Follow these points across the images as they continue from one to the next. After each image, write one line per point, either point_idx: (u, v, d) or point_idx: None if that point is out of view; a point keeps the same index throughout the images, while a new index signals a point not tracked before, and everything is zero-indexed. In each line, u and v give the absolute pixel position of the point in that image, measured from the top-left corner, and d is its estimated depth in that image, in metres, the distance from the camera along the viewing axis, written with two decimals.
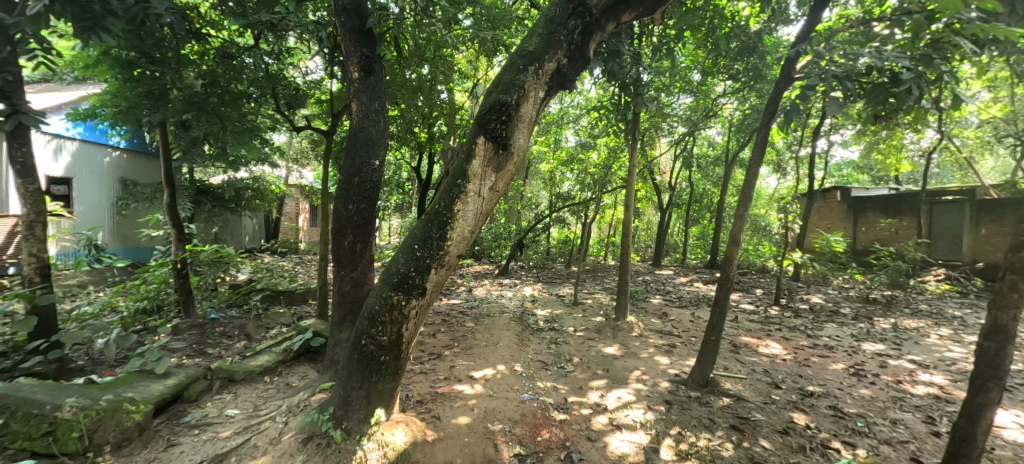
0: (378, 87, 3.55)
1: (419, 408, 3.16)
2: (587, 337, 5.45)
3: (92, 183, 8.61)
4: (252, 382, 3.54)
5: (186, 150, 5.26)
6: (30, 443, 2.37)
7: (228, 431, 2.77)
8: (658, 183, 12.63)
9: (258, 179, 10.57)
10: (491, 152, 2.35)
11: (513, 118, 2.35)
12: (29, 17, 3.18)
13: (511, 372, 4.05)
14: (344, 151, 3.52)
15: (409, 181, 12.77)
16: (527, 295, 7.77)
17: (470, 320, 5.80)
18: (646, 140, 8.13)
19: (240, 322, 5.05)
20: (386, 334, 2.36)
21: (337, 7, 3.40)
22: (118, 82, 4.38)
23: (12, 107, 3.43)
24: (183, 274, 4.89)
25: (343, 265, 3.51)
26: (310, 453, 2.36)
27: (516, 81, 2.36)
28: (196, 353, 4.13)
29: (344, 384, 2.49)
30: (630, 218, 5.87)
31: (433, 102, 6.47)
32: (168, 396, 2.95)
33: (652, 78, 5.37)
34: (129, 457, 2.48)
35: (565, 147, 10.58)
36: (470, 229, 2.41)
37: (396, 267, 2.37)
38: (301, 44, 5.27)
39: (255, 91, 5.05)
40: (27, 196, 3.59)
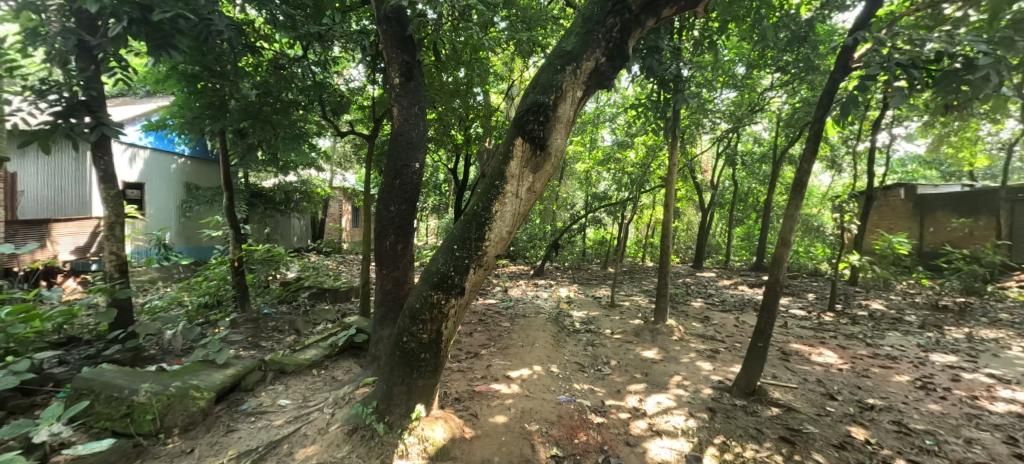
0: (417, 92, 3.66)
1: (458, 405, 3.21)
2: (625, 340, 5.35)
3: (160, 188, 9.39)
4: (301, 375, 3.75)
5: (242, 156, 5.63)
6: (111, 423, 2.61)
7: (281, 420, 2.94)
8: (699, 182, 12.18)
9: (305, 182, 11.13)
10: (529, 152, 2.36)
11: (551, 119, 2.35)
12: (111, 39, 3.53)
13: (547, 373, 4.04)
14: (386, 154, 3.65)
15: (446, 183, 13.00)
16: (563, 296, 7.73)
17: (506, 320, 5.85)
18: (686, 137, 7.86)
19: (290, 317, 5.35)
20: (426, 332, 2.42)
21: (379, 15, 3.53)
22: (184, 95, 4.76)
23: (97, 120, 3.81)
24: (239, 272, 5.30)
25: (384, 264, 3.63)
26: (355, 445, 2.46)
27: (554, 81, 2.36)
28: (251, 346, 4.42)
29: (386, 380, 2.56)
30: (671, 219, 5.69)
31: (469, 104, 6.55)
32: (228, 385, 3.16)
33: (694, 73, 5.19)
34: (195, 440, 2.69)
35: (602, 146, 10.44)
36: (508, 230, 2.44)
37: (436, 266, 2.43)
38: (345, 53, 5.51)
39: (303, 99, 5.34)
40: (109, 200, 3.99)
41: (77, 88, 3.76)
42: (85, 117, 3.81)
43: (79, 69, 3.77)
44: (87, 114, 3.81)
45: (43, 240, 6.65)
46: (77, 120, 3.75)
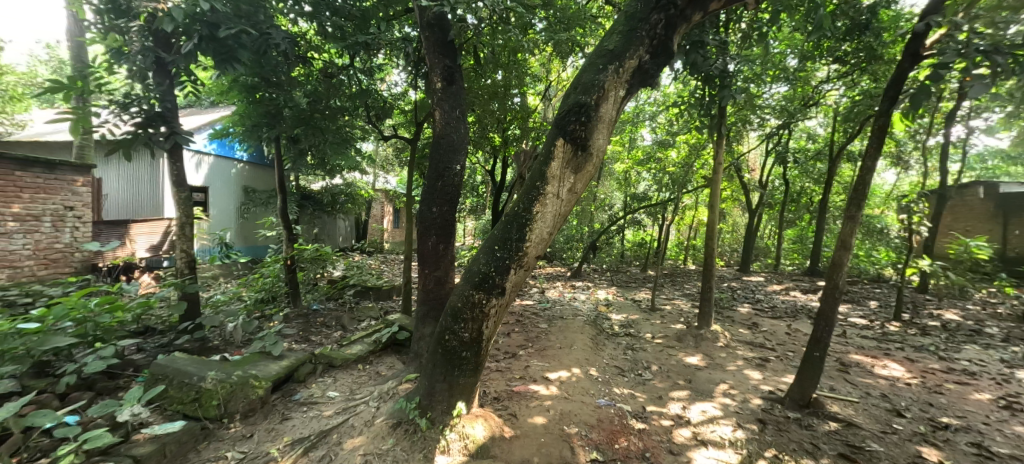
0: (458, 96, 3.74)
1: (497, 404, 3.24)
2: (667, 345, 5.20)
3: (222, 191, 10.11)
4: (348, 369, 3.92)
5: (294, 160, 5.97)
6: (182, 406, 2.84)
7: (330, 411, 3.09)
8: (747, 181, 11.59)
9: (350, 185, 11.63)
10: (570, 153, 2.35)
11: (593, 119, 2.33)
12: (184, 55, 3.87)
13: (586, 375, 3.99)
14: (428, 157, 3.75)
15: (484, 185, 13.15)
16: (602, 298, 7.60)
17: (544, 322, 5.84)
18: (732, 135, 7.51)
19: (337, 313, 5.60)
20: (468, 331, 2.46)
21: (423, 23, 3.67)
22: (244, 104, 5.11)
23: (172, 130, 4.19)
24: (291, 270, 5.52)
25: (427, 264, 3.72)
26: (399, 438, 2.54)
27: (596, 81, 2.34)
28: (303, 339, 4.68)
29: (428, 376, 2.63)
30: (716, 219, 5.46)
31: (507, 106, 6.59)
32: (283, 375, 3.36)
33: (741, 68, 4.97)
34: (254, 426, 2.88)
35: (641, 146, 10.18)
36: (549, 230, 2.44)
37: (478, 267, 2.46)
38: (388, 59, 5.71)
39: (350, 105, 5.59)
40: (181, 202, 4.37)
41: (154, 100, 4.13)
42: (161, 128, 4.18)
43: (156, 83, 4.15)
44: (163, 124, 4.18)
45: (123, 238, 7.34)
46: (154, 130, 4.13)
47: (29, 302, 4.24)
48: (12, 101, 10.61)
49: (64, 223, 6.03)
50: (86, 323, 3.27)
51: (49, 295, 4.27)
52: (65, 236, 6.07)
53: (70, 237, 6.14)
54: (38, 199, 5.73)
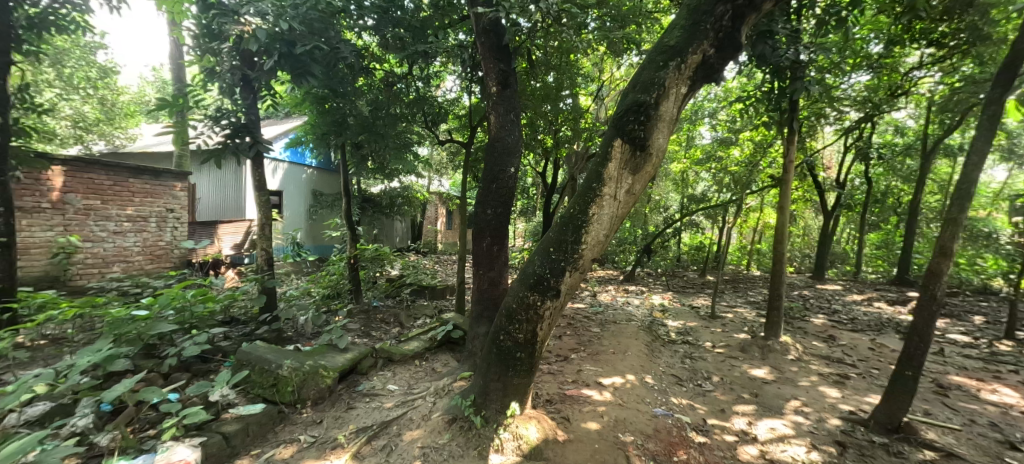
0: (513, 99, 3.79)
1: (549, 407, 3.22)
2: (729, 356, 4.90)
3: (293, 195, 10.97)
4: (406, 363, 4.09)
5: (357, 166, 6.35)
6: (262, 390, 3.11)
7: (391, 403, 3.24)
8: (821, 180, 10.61)
9: (407, 188, 12.14)
10: (629, 153, 2.30)
11: (653, 118, 2.26)
12: (265, 71, 4.25)
13: (641, 383, 3.87)
14: (483, 160, 3.83)
15: (534, 187, 13.18)
16: (657, 304, 7.32)
17: (596, 326, 5.73)
18: (805, 130, 6.91)
19: (395, 310, 5.88)
20: (522, 332, 2.48)
21: (478, 29, 3.78)
22: (315, 115, 5.53)
23: (255, 139, 4.61)
24: (354, 268, 5.91)
25: (481, 265, 3.80)
26: (454, 433, 2.62)
27: (656, 79, 2.27)
28: (364, 334, 4.96)
29: (483, 375, 2.67)
30: (785, 222, 5.05)
31: (559, 108, 6.55)
32: (348, 367, 3.57)
33: (815, 57, 4.58)
34: (323, 412, 3.10)
35: (700, 145, 9.68)
36: (605, 233, 2.40)
37: (532, 268, 2.47)
38: (443, 67, 5.91)
39: (408, 112, 5.85)
40: (262, 205, 4.81)
41: (240, 114, 4.58)
42: (246, 137, 4.60)
43: (243, 99, 4.61)
44: (247, 135, 4.60)
45: (213, 237, 8.15)
46: (240, 140, 4.57)
47: (139, 292, 4.87)
48: (126, 118, 12.24)
49: (166, 223, 6.87)
50: (185, 312, 3.69)
51: (154, 286, 4.88)
52: (167, 235, 6.89)
53: (171, 236, 6.97)
54: (145, 202, 6.59)
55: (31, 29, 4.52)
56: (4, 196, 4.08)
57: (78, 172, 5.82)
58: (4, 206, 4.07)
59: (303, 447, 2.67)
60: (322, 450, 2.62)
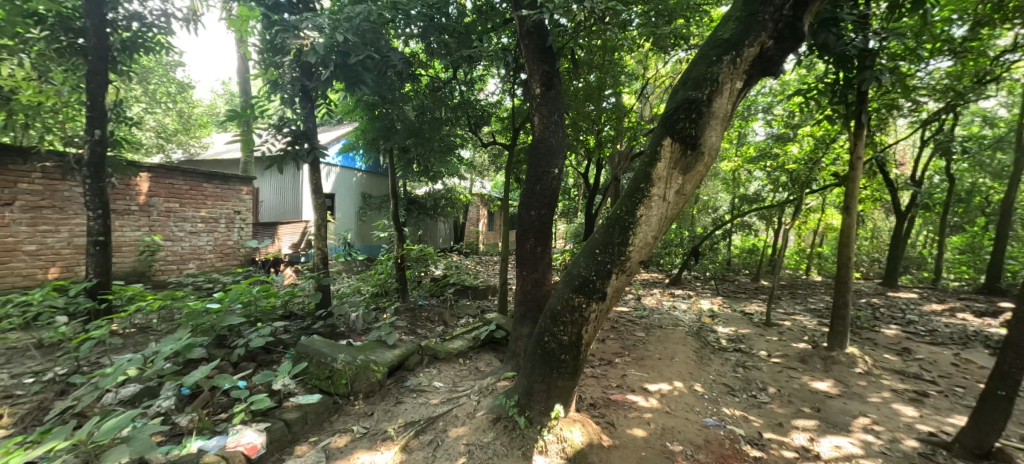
0: (556, 100, 3.79)
1: (593, 411, 3.17)
2: (786, 366, 4.60)
3: (344, 197, 11.53)
4: (451, 361, 4.17)
5: (403, 169, 6.57)
6: (318, 381, 3.29)
7: (436, 400, 3.33)
8: (893, 177, 9.69)
9: (450, 190, 12.43)
10: (679, 152, 2.22)
11: (705, 115, 2.18)
12: (322, 81, 4.51)
13: (690, 391, 3.72)
14: (527, 161, 3.84)
15: (576, 188, 13.05)
16: (705, 309, 6.99)
17: (641, 330, 5.57)
18: (874, 123, 6.35)
19: (439, 309, 6.03)
20: (567, 334, 2.46)
21: (521, 32, 3.80)
22: (365, 121, 5.79)
23: (312, 145, 4.92)
24: (401, 267, 6.11)
25: (524, 266, 3.82)
26: (499, 433, 2.65)
27: (709, 74, 2.19)
28: (410, 332, 5.12)
29: (527, 376, 2.68)
30: (852, 224, 4.66)
31: (602, 107, 6.44)
32: (397, 363, 3.70)
33: (887, 43, 4.20)
34: (373, 405, 3.24)
35: (753, 142, 9.17)
36: (653, 235, 2.34)
37: (578, 270, 2.46)
38: (486, 70, 6.00)
39: (452, 115, 5.99)
40: (318, 207, 5.11)
41: (299, 122, 4.90)
42: (305, 144, 4.94)
43: (302, 108, 4.93)
44: (305, 141, 4.93)
45: (274, 237, 8.72)
46: (300, 146, 4.90)
47: (211, 287, 5.32)
48: (200, 128, 13.43)
49: (234, 224, 7.48)
50: (251, 306, 3.99)
51: (224, 282, 5.31)
52: (234, 235, 7.50)
53: (238, 236, 7.58)
54: (216, 205, 7.21)
55: (124, 51, 5.06)
56: (102, 199, 4.62)
57: (160, 177, 6.44)
58: (102, 209, 4.60)
59: (355, 437, 2.80)
60: (373, 441, 2.74)
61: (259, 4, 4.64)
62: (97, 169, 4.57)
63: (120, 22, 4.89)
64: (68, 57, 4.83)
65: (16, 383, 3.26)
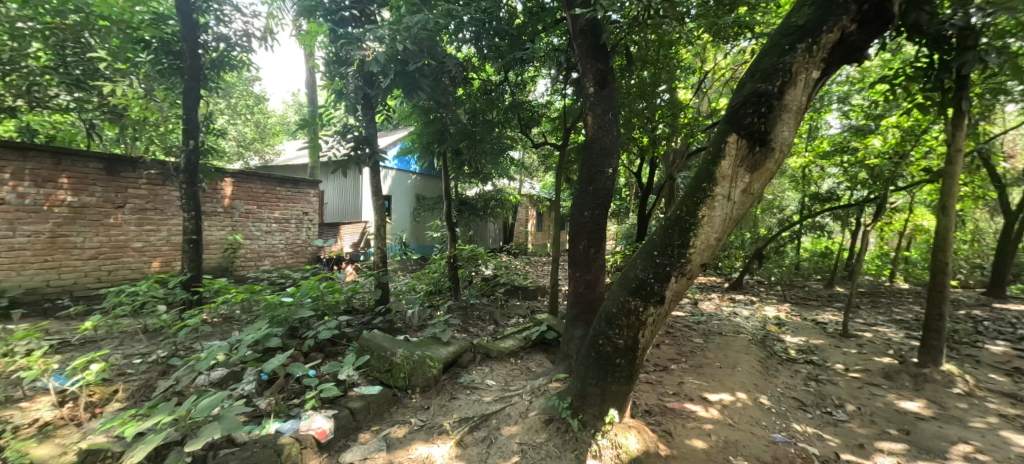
0: (611, 98, 3.72)
1: (649, 418, 3.07)
2: (867, 382, 4.18)
3: (400, 199, 12.05)
4: (503, 360, 4.22)
5: (456, 170, 6.75)
6: (379, 373, 3.46)
7: (489, 398, 3.39)
8: (1001, 172, 8.46)
9: (500, 191, 12.57)
10: (746, 149, 2.10)
11: (776, 109, 2.03)
12: (383, 89, 4.74)
13: (754, 403, 3.49)
14: (580, 161, 3.80)
15: (627, 188, 12.70)
16: (771, 317, 6.51)
17: (698, 336, 5.30)
18: (977, 111, 5.59)
19: (490, 308, 6.12)
20: (622, 337, 2.41)
21: (574, 31, 3.78)
22: (420, 125, 6.00)
23: (373, 150, 5.17)
24: (454, 266, 6.27)
25: (577, 267, 3.78)
26: (551, 434, 2.66)
27: (780, 65, 2.05)
28: (463, 330, 5.24)
29: (580, 378, 2.65)
30: (950, 225, 4.13)
31: (655, 104, 6.22)
32: (451, 359, 3.80)
33: (995, 19, 3.68)
34: (430, 399, 3.36)
35: (826, 135, 8.41)
36: (717, 236, 2.22)
37: (634, 272, 2.39)
38: (535, 71, 6.01)
39: (503, 117, 6.06)
40: (378, 208, 5.38)
41: (361, 128, 5.17)
42: (366, 149, 5.20)
43: (363, 115, 5.20)
44: (367, 146, 5.18)
45: (336, 237, 9.31)
46: (362, 151, 5.16)
47: (283, 282, 5.79)
48: (273, 136, 14.66)
49: (303, 225, 8.11)
50: (318, 300, 4.29)
51: (294, 278, 5.75)
52: (303, 234, 8.12)
53: (306, 235, 8.20)
54: (288, 207, 7.83)
55: (215, 69, 5.64)
56: (195, 202, 5.18)
57: (241, 182, 7.11)
58: (196, 210, 5.16)
59: (413, 429, 2.92)
60: (430, 434, 2.84)
61: (326, 20, 4.96)
62: (191, 175, 5.13)
63: (210, 44, 5.44)
64: (168, 77, 5.48)
65: (128, 363, 3.75)
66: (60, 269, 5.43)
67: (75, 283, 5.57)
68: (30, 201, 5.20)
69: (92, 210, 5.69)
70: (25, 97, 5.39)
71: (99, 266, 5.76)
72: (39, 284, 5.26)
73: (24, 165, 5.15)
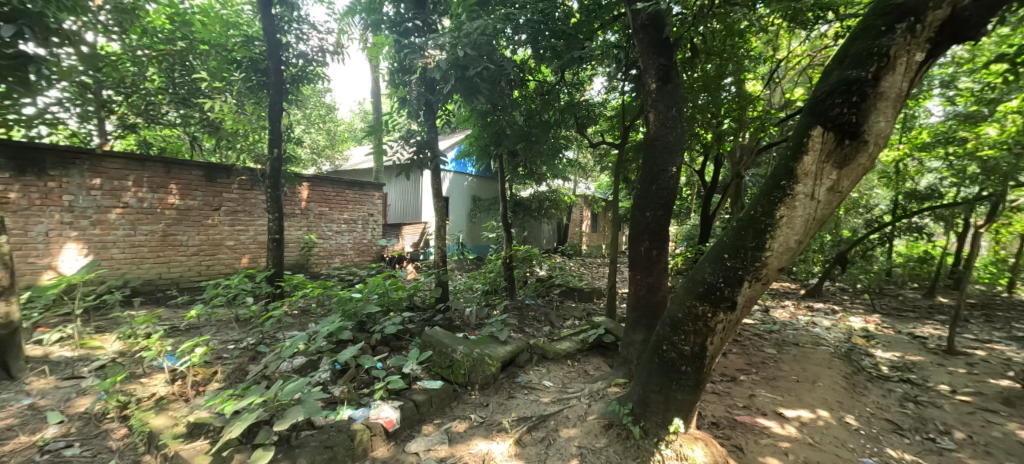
0: (674, 94, 3.57)
1: (717, 430, 2.90)
2: (981, 407, 3.63)
3: (456, 200, 12.39)
4: (560, 361, 4.20)
5: (512, 171, 6.82)
6: (441, 369, 3.59)
7: (547, 399, 3.39)
8: None
9: (555, 192, 12.52)
10: (833, 143, 1.92)
11: (870, 97, 1.84)
12: (444, 95, 4.92)
13: (839, 423, 3.17)
14: (641, 160, 3.68)
15: (688, 187, 12.08)
16: (856, 328, 5.87)
17: (771, 346, 4.92)
18: None
19: (546, 309, 6.10)
20: (688, 344, 2.30)
21: (636, 26, 3.68)
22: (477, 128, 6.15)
23: (434, 153, 5.34)
24: (509, 266, 6.35)
25: (638, 270, 3.67)
26: (612, 439, 2.61)
27: (875, 49, 1.85)
28: (519, 330, 5.29)
29: (643, 383, 2.57)
30: None
31: (721, 98, 5.86)
32: (510, 358, 3.85)
33: None
34: (489, 397, 3.43)
35: (926, 124, 7.44)
36: (797, 238, 2.05)
37: (702, 276, 2.28)
38: (591, 69, 5.92)
39: (560, 118, 6.03)
40: (438, 208, 5.59)
41: (422, 132, 5.38)
42: (428, 152, 5.40)
43: (425, 120, 5.41)
44: (429, 149, 5.38)
45: (398, 237, 9.76)
46: (424, 153, 5.37)
47: (352, 279, 6.20)
48: (342, 143, 15.76)
49: (368, 225, 8.64)
50: (384, 297, 4.54)
51: (361, 275, 6.13)
52: (368, 234, 8.65)
53: (371, 235, 8.72)
54: (355, 208, 8.39)
55: (294, 83, 6.19)
56: (278, 205, 5.70)
57: (315, 185, 7.72)
58: (278, 212, 5.68)
59: (473, 425, 3.00)
60: (489, 431, 2.89)
61: (391, 32, 5.28)
62: (275, 180, 5.66)
63: (291, 60, 5.99)
64: (256, 93, 6.08)
65: (225, 348, 4.22)
66: (169, 263, 6.24)
67: (182, 276, 6.37)
68: (147, 204, 6.01)
69: (195, 212, 6.46)
70: (143, 116, 6.26)
71: (199, 261, 6.54)
72: (154, 277, 6.08)
73: (143, 174, 5.96)
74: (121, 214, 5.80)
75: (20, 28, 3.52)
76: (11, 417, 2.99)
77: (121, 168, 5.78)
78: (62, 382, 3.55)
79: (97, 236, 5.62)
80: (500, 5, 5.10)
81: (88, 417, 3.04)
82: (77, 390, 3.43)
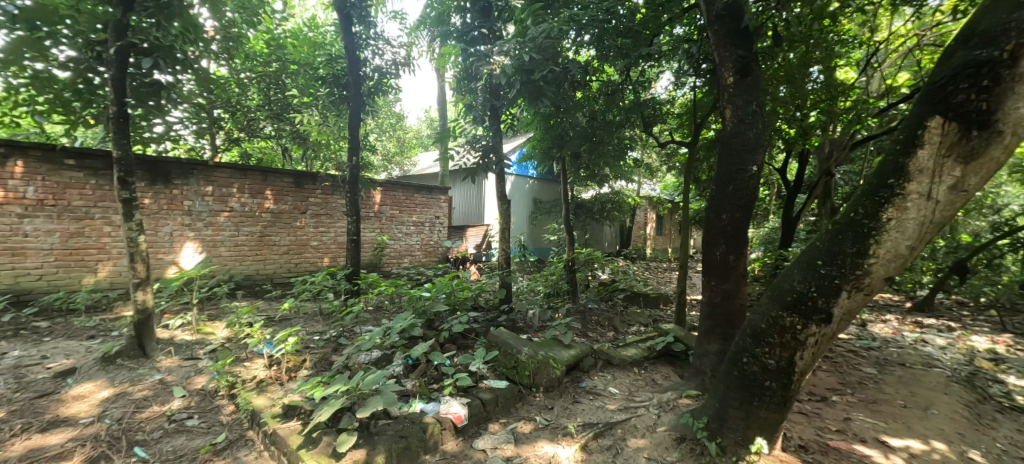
0: (755, 87, 3.32)
1: (805, 455, 2.64)
2: None
3: (517, 202, 12.53)
4: (625, 368, 4.08)
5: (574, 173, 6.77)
6: (506, 369, 3.64)
7: (614, 406, 3.31)
8: None
9: (618, 193, 12.17)
10: (957, 135, 1.66)
11: (1007, 79, 1.56)
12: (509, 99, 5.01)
13: (960, 459, 2.74)
14: (717, 159, 3.47)
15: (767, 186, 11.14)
16: (981, 349, 5.02)
17: (869, 365, 4.37)
18: None
19: (609, 314, 5.96)
20: (774, 357, 2.12)
21: (711, 17, 3.49)
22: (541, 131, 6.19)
23: (499, 156, 5.42)
24: (571, 269, 6.29)
25: (713, 275, 3.46)
26: (684, 454, 2.50)
27: (1012, 23, 1.58)
28: (582, 334, 5.21)
29: (720, 397, 2.42)
30: None
31: (807, 88, 5.35)
32: (575, 362, 3.80)
33: None
34: (553, 400, 3.43)
35: None
36: (910, 244, 1.80)
37: (790, 284, 2.10)
38: (658, 65, 5.70)
39: (625, 117, 5.87)
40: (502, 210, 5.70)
41: (488, 137, 5.50)
42: (492, 156, 5.49)
43: (490, 125, 5.53)
44: (493, 154, 5.47)
45: (462, 238, 10.04)
46: (489, 157, 5.47)
47: (420, 278, 6.52)
48: (410, 149, 16.63)
49: (435, 227, 9.03)
50: (451, 296, 4.72)
51: (428, 275, 6.43)
52: (434, 236, 9.05)
53: (437, 237, 9.12)
54: (422, 211, 8.82)
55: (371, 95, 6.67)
56: (355, 208, 6.16)
57: (387, 190, 8.23)
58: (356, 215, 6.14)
59: (538, 427, 3.01)
60: (554, 434, 2.89)
61: (459, 42, 5.50)
62: (354, 185, 6.12)
63: (370, 74, 6.48)
64: (337, 106, 6.58)
65: (311, 338, 4.66)
66: (265, 260, 7.00)
67: (275, 272, 7.12)
68: (247, 208, 6.80)
69: (286, 215, 7.20)
70: (246, 130, 7.11)
71: (289, 259, 7.27)
72: (253, 272, 6.87)
73: (245, 181, 6.75)
74: (228, 217, 6.61)
75: (157, 60, 4.24)
76: (147, 389, 3.54)
77: (228, 177, 6.60)
78: (184, 361, 4.14)
79: (209, 236, 6.46)
80: (563, 8, 5.10)
81: (204, 394, 3.51)
82: (195, 370, 3.97)
